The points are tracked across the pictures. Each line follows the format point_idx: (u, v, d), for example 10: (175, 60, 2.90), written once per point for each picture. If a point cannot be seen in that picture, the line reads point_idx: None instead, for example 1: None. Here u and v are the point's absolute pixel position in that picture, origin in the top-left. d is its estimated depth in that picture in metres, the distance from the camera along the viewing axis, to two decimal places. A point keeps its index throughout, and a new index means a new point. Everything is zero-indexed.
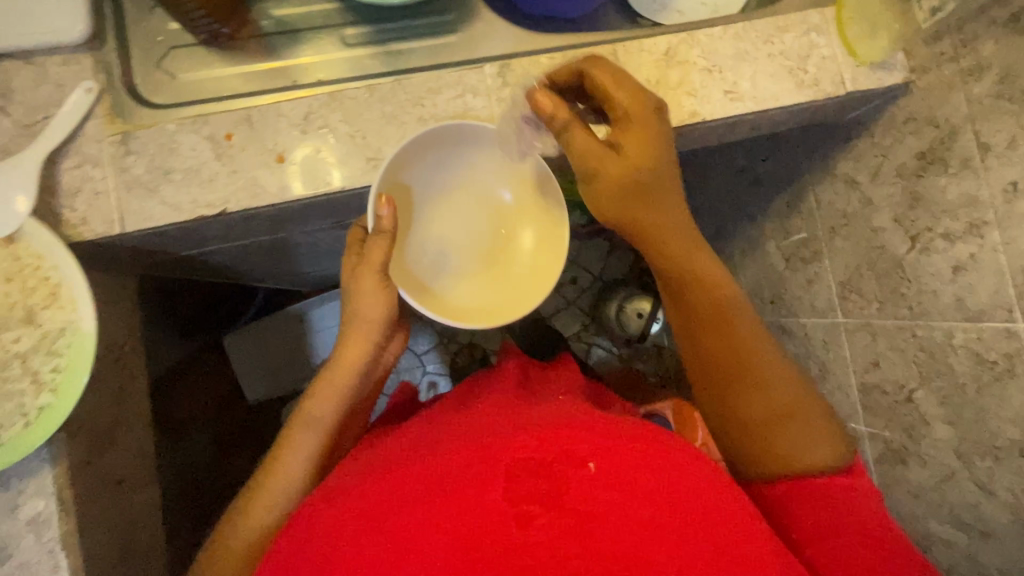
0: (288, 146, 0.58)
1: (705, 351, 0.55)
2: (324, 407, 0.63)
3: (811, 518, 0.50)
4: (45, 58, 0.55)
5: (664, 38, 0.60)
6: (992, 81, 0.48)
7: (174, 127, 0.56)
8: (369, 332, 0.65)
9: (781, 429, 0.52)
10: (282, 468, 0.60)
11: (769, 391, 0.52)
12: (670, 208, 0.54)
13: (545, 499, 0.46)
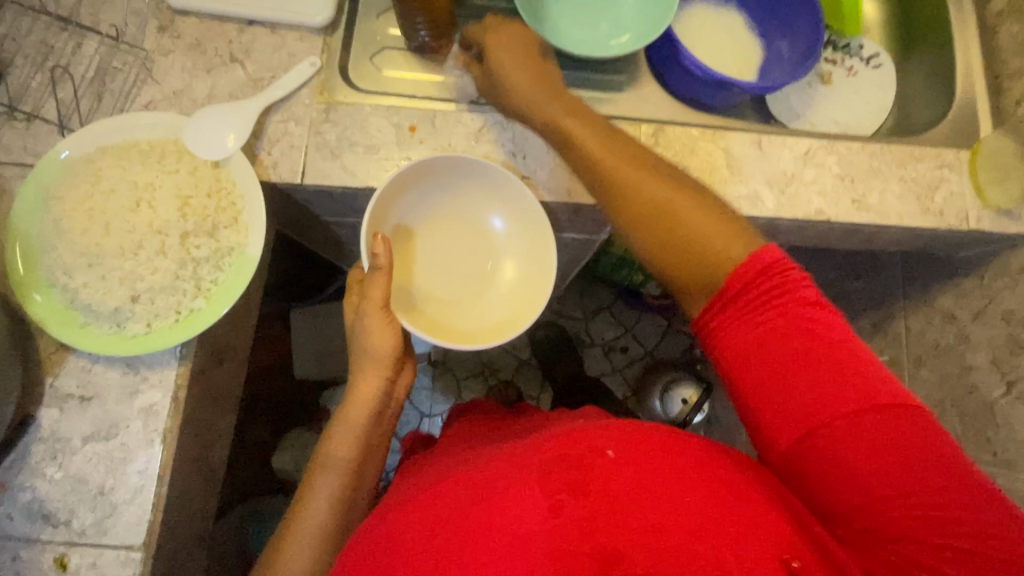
0: (459, 149, 0.68)
1: (624, 209, 0.57)
2: (335, 457, 0.64)
3: (776, 364, 0.46)
4: (286, 32, 0.71)
5: (806, 140, 0.71)
6: None
7: (370, 111, 0.69)
8: (378, 367, 0.66)
9: (686, 235, 0.53)
10: (305, 512, 0.62)
11: (684, 204, 0.55)
12: (549, 98, 0.63)
13: (573, 486, 0.46)
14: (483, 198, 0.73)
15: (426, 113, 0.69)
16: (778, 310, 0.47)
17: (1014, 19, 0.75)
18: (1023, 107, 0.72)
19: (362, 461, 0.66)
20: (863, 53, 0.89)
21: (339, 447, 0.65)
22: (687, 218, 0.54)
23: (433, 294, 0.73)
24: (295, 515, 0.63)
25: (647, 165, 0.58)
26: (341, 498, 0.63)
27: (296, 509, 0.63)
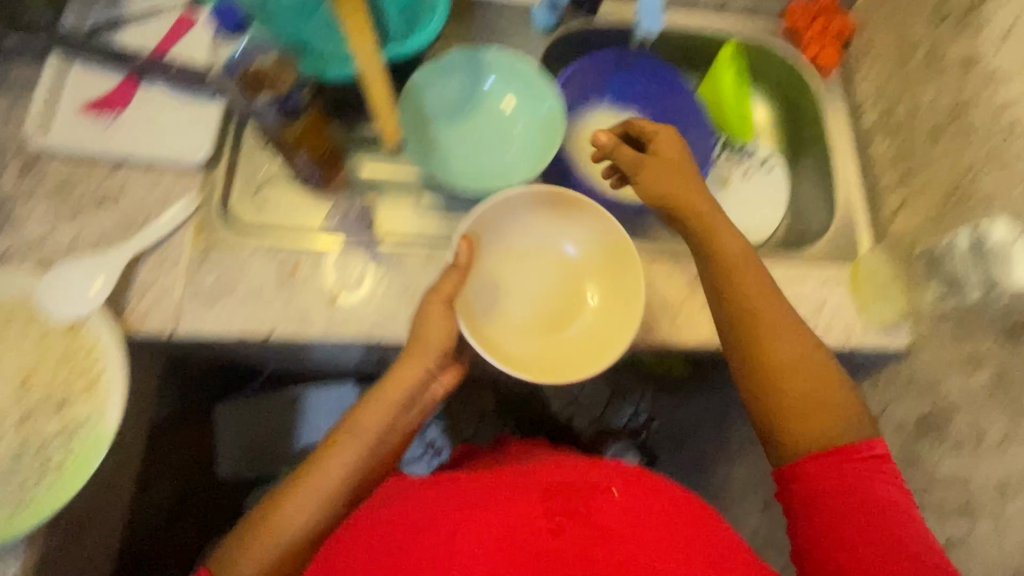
0: (344, 289, 0.66)
1: (718, 299, 0.60)
2: (338, 460, 0.58)
3: (846, 518, 0.50)
4: (163, 170, 0.68)
5: (694, 266, 0.72)
6: (989, 374, 0.60)
7: (251, 252, 0.67)
8: (417, 367, 0.60)
9: (780, 360, 0.55)
10: (289, 511, 0.56)
11: (795, 348, 0.56)
12: (722, 227, 0.61)
13: (574, 514, 0.49)
14: (578, 232, 0.72)
15: (309, 252, 0.67)
16: (858, 472, 0.51)
17: (883, 135, 0.78)
18: (896, 220, 0.75)
19: (367, 473, 0.59)
20: (758, 156, 0.89)
21: (341, 455, 0.58)
22: (787, 356, 0.55)
23: (505, 321, 0.71)
24: (277, 505, 0.56)
25: (761, 279, 0.59)
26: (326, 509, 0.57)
27: (275, 505, 0.56)
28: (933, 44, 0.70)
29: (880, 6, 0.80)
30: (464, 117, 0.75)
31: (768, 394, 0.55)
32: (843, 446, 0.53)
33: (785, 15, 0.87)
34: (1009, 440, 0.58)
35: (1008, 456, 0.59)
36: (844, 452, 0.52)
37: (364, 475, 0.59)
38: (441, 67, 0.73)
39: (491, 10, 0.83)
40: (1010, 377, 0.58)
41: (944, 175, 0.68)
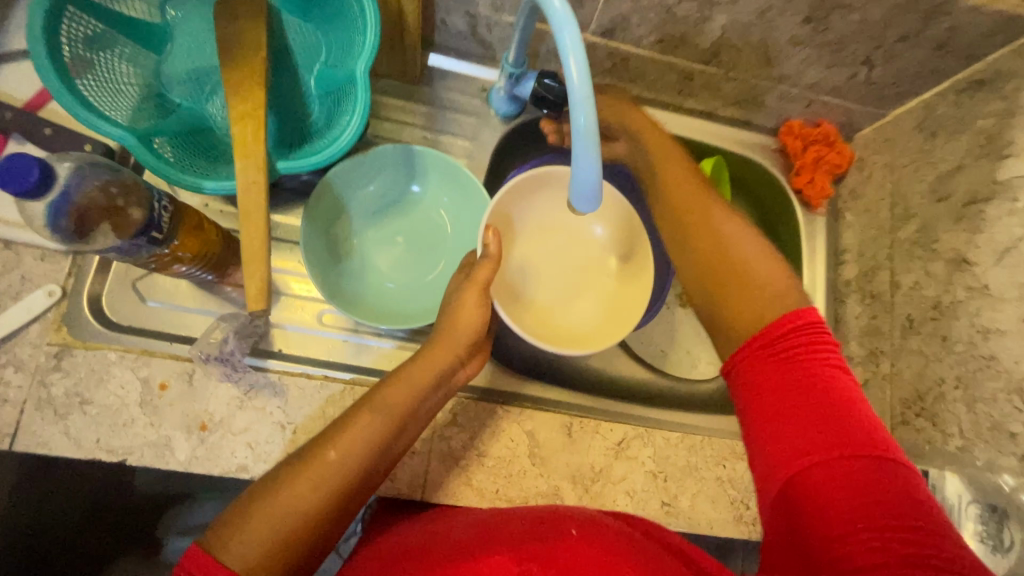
0: (216, 416, 0.58)
1: (681, 235, 0.59)
2: (359, 438, 0.47)
3: (805, 445, 0.45)
4: (26, 249, 0.59)
5: (621, 427, 0.64)
6: None
7: (115, 358, 0.58)
8: (446, 353, 0.56)
9: (760, 282, 0.53)
10: (276, 505, 0.43)
11: (757, 248, 0.55)
12: (675, 184, 0.61)
13: (541, 556, 0.45)
14: (600, 217, 0.69)
15: (182, 368, 0.58)
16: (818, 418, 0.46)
17: (857, 296, 0.70)
18: None
19: (381, 457, 0.49)
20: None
21: (354, 439, 0.47)
22: (753, 254, 0.54)
23: (538, 292, 0.69)
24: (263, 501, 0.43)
25: (742, 229, 0.56)
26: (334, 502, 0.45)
27: (265, 494, 0.44)
28: (927, 221, 0.62)
29: (882, 149, 0.71)
30: (388, 224, 0.67)
31: (720, 306, 0.54)
32: (765, 325, 0.51)
33: (778, 133, 0.77)
34: None
35: None
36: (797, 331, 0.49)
37: (376, 453, 0.48)
38: (367, 164, 0.64)
39: (443, 85, 0.73)
40: None
41: (911, 375, 0.60)
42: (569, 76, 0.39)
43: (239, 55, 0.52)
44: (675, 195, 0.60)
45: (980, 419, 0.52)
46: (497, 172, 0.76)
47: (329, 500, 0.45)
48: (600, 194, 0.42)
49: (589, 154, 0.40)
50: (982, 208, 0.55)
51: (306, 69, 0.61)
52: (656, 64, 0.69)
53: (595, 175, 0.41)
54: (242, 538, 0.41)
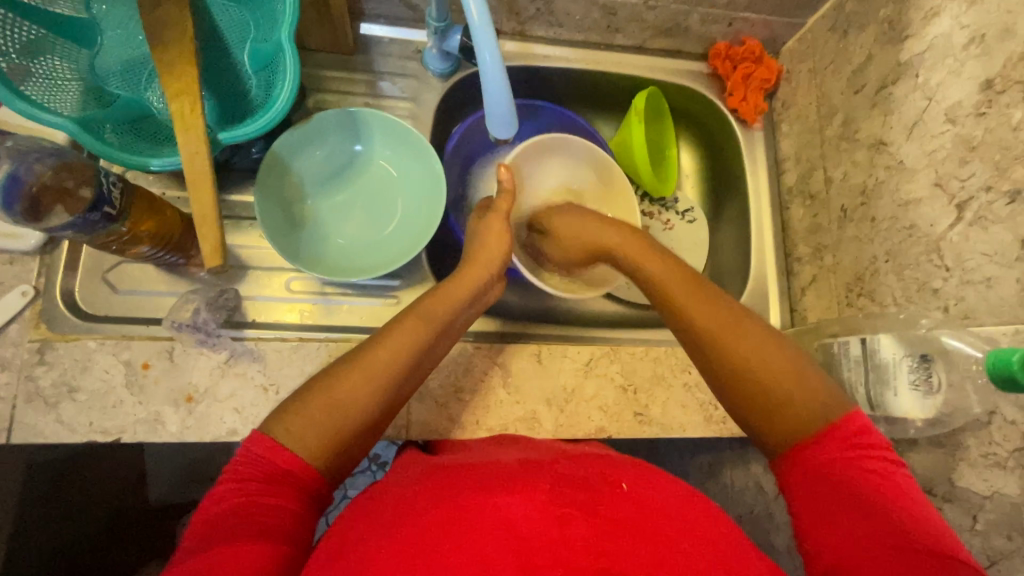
0: (201, 387, 0.61)
1: (664, 313, 0.57)
2: (407, 339, 0.52)
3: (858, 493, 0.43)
4: None
5: (587, 349, 0.67)
6: None
7: (95, 346, 0.60)
8: (477, 278, 0.61)
9: (779, 404, 0.47)
10: (338, 395, 0.47)
11: (751, 340, 0.51)
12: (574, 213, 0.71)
13: (582, 506, 0.44)
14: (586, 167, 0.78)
15: (162, 346, 0.61)
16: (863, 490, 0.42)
17: (800, 199, 0.73)
18: (806, 296, 0.70)
19: (427, 357, 0.53)
20: (679, 206, 0.83)
21: (408, 339, 0.52)
22: (762, 362, 0.49)
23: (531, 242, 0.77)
24: (319, 391, 0.47)
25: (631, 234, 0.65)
26: (383, 398, 0.49)
27: (330, 385, 0.47)
28: (848, 115, 0.65)
29: (804, 57, 0.73)
30: (351, 181, 0.70)
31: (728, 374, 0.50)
32: (764, 389, 0.48)
33: (708, 57, 0.80)
34: None
35: None
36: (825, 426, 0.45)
37: (424, 351, 0.53)
38: (311, 131, 0.66)
39: (377, 52, 0.75)
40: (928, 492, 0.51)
41: (850, 261, 0.63)
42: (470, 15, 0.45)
43: (168, 34, 0.54)
44: (671, 299, 0.57)
45: (909, 285, 0.54)
46: (443, 129, 0.78)
47: (377, 394, 0.48)
48: (513, 118, 0.52)
49: (497, 83, 0.48)
50: (892, 90, 0.58)
51: (239, 46, 0.63)
52: (578, 2, 0.71)
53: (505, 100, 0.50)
54: (305, 423, 0.45)
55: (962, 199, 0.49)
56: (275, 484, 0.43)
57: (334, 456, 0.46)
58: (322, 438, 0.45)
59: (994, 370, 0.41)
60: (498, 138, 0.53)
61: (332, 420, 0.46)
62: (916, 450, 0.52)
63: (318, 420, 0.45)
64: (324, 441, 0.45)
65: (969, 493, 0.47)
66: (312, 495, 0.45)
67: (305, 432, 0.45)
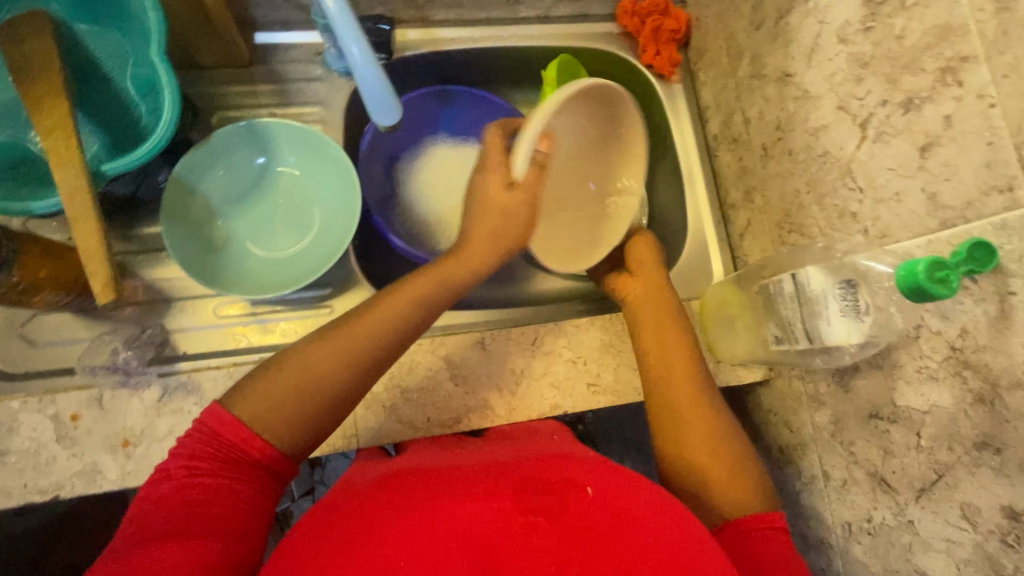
0: (137, 430, 0.58)
1: (656, 406, 0.59)
2: (397, 312, 0.51)
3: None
4: None
5: (531, 328, 0.66)
6: (860, 413, 0.52)
7: (19, 405, 0.58)
8: (487, 252, 0.56)
9: (710, 491, 0.54)
10: (312, 365, 0.48)
11: (699, 416, 0.57)
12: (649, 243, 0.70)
13: (550, 510, 0.43)
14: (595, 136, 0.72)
15: (89, 395, 0.58)
16: (772, 543, 0.50)
17: (725, 145, 0.72)
18: (744, 242, 0.70)
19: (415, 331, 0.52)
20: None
21: (381, 318, 0.50)
22: (695, 444, 0.56)
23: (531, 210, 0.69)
24: (288, 362, 0.48)
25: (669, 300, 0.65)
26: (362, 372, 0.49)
27: (310, 356, 0.48)
28: (754, 53, 0.64)
29: (708, 1, 0.72)
30: (266, 198, 0.68)
31: (694, 464, 0.55)
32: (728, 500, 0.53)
33: (617, 17, 0.78)
34: (873, 479, 0.52)
35: (863, 493, 0.53)
36: (752, 517, 0.52)
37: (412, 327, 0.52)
38: (213, 149, 0.64)
39: (276, 59, 0.73)
40: (877, 416, 0.50)
41: (776, 199, 0.63)
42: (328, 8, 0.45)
43: (35, 73, 0.52)
44: (671, 400, 0.59)
45: (830, 213, 0.53)
46: (358, 129, 0.76)
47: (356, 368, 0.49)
48: (394, 105, 0.51)
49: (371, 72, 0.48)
50: (788, 19, 0.57)
51: (119, 73, 0.60)
52: None
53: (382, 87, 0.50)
54: (272, 388, 0.46)
55: (863, 118, 0.49)
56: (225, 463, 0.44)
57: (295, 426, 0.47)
58: (290, 403, 0.46)
59: (908, 286, 0.39)
60: (384, 127, 0.53)
61: (292, 394, 0.46)
62: (858, 376, 0.52)
63: (290, 386, 0.46)
64: (289, 409, 0.46)
65: (911, 411, 0.47)
66: (259, 491, 0.46)
67: (269, 398, 0.46)
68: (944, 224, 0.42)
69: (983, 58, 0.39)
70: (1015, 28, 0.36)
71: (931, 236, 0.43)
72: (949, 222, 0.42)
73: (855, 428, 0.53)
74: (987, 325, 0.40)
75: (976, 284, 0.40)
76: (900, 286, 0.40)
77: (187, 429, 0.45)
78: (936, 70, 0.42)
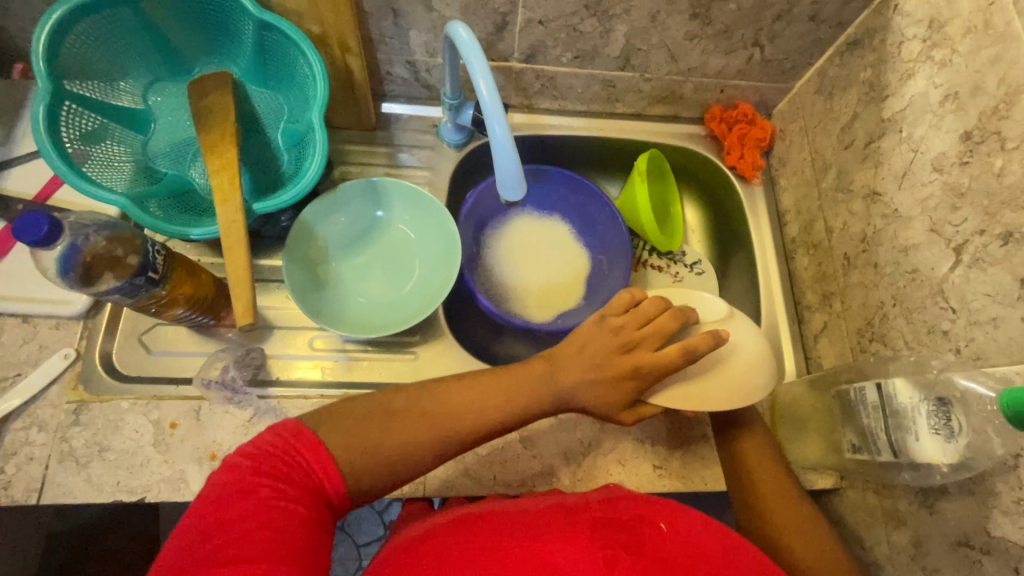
0: (225, 446, 0.62)
1: (743, 501, 0.58)
2: (482, 400, 0.52)
3: None
4: (39, 319, 0.65)
5: None
6: (949, 540, 0.50)
7: (128, 405, 0.63)
8: (596, 396, 0.53)
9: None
10: (395, 430, 0.49)
11: (786, 506, 0.57)
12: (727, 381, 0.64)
13: (629, 545, 0.44)
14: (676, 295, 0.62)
15: (190, 406, 0.63)
16: None
17: (804, 249, 0.75)
18: (819, 344, 0.71)
19: (498, 426, 0.52)
20: (686, 258, 0.85)
21: (473, 399, 0.52)
22: (787, 527, 0.55)
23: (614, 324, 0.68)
24: (373, 418, 0.49)
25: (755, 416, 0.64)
26: (435, 448, 0.50)
27: (395, 420, 0.50)
28: (841, 169, 0.68)
29: (795, 118, 0.78)
30: (363, 247, 0.75)
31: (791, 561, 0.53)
32: None
33: (704, 121, 0.85)
34: None
35: None
36: None
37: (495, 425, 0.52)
38: (337, 198, 0.72)
39: (398, 127, 0.82)
40: (969, 545, 0.48)
41: (857, 307, 0.64)
42: (481, 92, 0.51)
43: (212, 122, 0.61)
44: (758, 494, 0.58)
45: (918, 328, 0.55)
46: (458, 195, 0.84)
47: (433, 443, 0.50)
48: (521, 181, 0.55)
49: (507, 150, 0.53)
50: (879, 144, 0.62)
51: (272, 127, 0.70)
52: (580, 77, 0.78)
53: (514, 166, 0.54)
54: (354, 436, 0.48)
55: (958, 243, 0.51)
56: (290, 483, 0.44)
57: (363, 473, 0.47)
58: (365, 455, 0.47)
59: (1011, 410, 0.40)
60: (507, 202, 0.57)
61: (377, 441, 0.48)
62: (947, 498, 0.50)
63: (370, 439, 0.48)
64: (360, 462, 0.47)
65: (1007, 543, 0.45)
66: (319, 523, 0.44)
67: (348, 445, 0.47)
68: None
69: None
70: None
71: None
72: None
73: (941, 554, 0.51)
74: None
75: None
76: (1001, 408, 0.41)
77: (247, 445, 0.46)
78: None
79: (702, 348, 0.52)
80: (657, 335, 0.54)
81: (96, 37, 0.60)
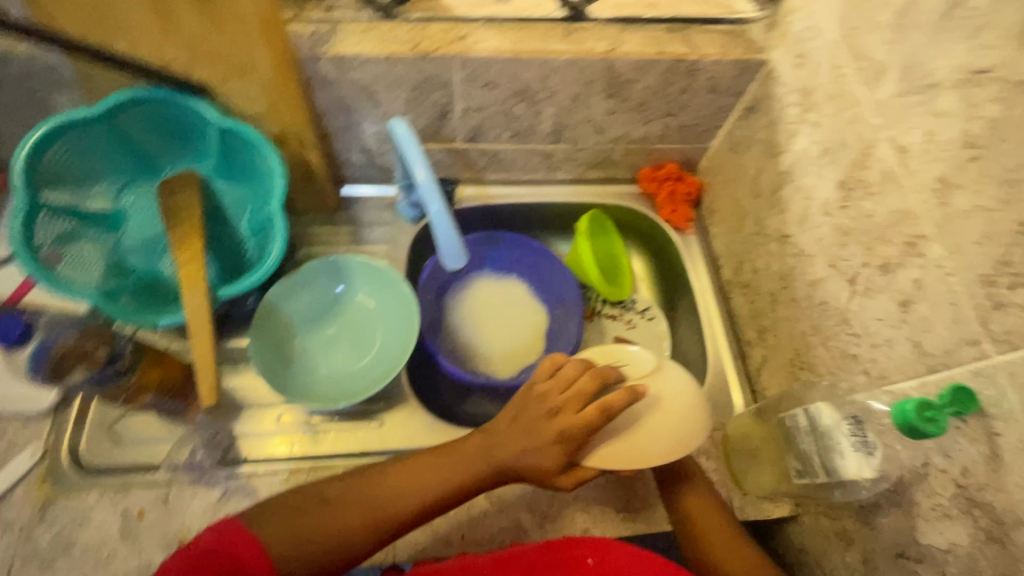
0: (193, 530, 0.62)
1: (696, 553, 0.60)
2: (417, 478, 0.56)
3: None
4: (8, 419, 0.67)
5: None
6: (890, 553, 0.53)
7: (95, 498, 0.63)
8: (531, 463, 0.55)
9: None
10: (332, 517, 0.52)
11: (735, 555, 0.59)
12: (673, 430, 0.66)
13: None
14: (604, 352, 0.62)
15: (157, 493, 0.64)
16: None
17: (739, 289, 0.82)
18: (762, 376, 0.75)
19: (439, 499, 0.55)
20: (637, 305, 0.91)
21: (407, 482, 0.55)
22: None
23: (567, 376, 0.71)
24: (306, 510, 0.52)
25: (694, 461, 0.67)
26: (371, 528, 0.52)
27: (330, 508, 0.53)
28: (757, 216, 0.76)
29: (715, 173, 0.87)
30: (327, 323, 0.79)
31: None
32: None
33: (637, 180, 0.94)
34: None
35: None
36: None
37: (438, 498, 0.55)
38: (299, 280, 0.76)
39: (358, 207, 0.89)
40: (907, 557, 0.51)
41: (787, 338, 0.70)
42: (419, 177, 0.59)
43: (178, 218, 0.67)
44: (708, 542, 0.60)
45: (835, 354, 0.60)
46: (417, 265, 0.89)
47: (368, 526, 0.52)
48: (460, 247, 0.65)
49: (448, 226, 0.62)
50: (781, 193, 0.70)
51: (238, 219, 0.76)
52: (519, 152, 0.86)
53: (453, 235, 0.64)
54: (290, 528, 0.51)
55: (852, 275, 0.58)
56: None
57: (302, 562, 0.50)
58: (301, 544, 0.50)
59: (902, 423, 0.44)
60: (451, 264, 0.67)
61: (311, 531, 0.51)
62: (881, 513, 0.54)
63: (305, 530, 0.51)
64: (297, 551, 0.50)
65: (935, 550, 0.48)
66: None
67: (284, 536, 0.50)
68: (932, 369, 0.48)
69: (936, 238, 0.48)
70: (956, 217, 0.46)
71: (923, 380, 0.49)
72: (935, 367, 0.48)
73: (886, 568, 0.54)
74: (983, 464, 0.43)
75: (966, 425, 0.44)
76: (896, 423, 0.45)
77: (185, 548, 0.49)
78: (902, 243, 0.51)
79: (618, 405, 0.53)
80: (578, 398, 0.54)
81: (71, 154, 0.66)
